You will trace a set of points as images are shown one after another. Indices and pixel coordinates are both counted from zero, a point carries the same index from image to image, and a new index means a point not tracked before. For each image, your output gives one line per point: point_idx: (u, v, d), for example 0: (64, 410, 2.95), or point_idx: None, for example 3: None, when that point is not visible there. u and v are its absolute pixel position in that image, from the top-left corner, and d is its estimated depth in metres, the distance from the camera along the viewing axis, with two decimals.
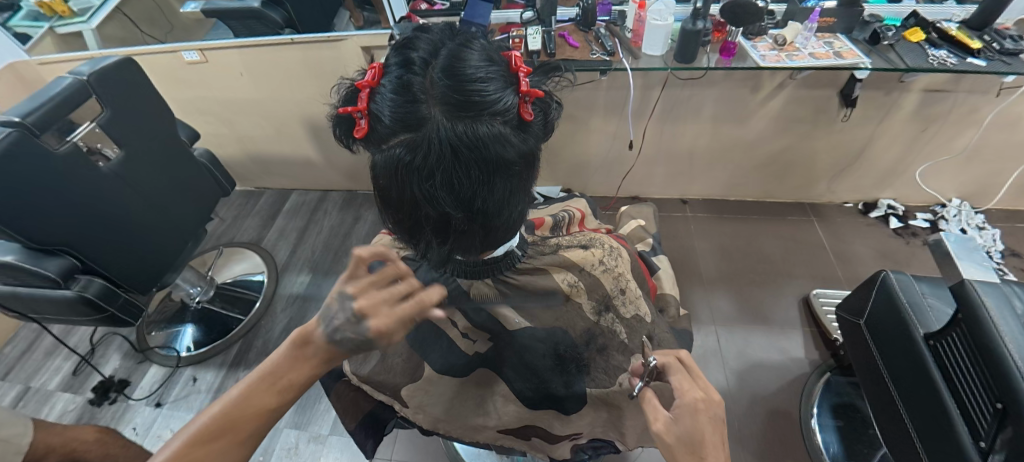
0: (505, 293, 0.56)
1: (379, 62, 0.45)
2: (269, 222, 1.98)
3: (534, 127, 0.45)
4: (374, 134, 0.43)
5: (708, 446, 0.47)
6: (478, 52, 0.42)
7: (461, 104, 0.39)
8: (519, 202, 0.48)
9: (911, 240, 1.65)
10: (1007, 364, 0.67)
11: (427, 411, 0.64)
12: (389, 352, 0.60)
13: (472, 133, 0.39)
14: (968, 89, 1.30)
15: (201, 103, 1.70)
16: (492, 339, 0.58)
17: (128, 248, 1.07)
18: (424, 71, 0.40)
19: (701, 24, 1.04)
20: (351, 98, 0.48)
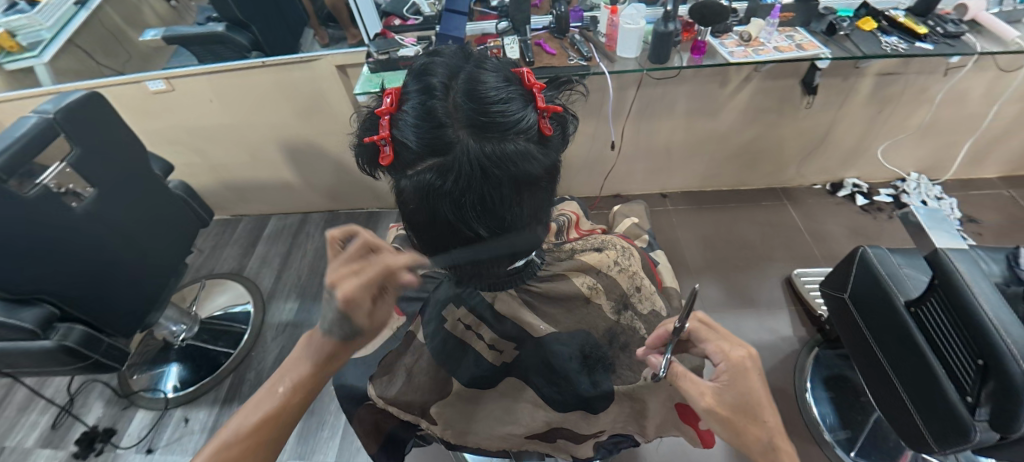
0: (528, 300, 0.57)
1: (398, 89, 0.46)
2: (249, 249, 1.92)
3: (552, 140, 0.47)
4: (400, 160, 0.43)
5: (763, 407, 0.50)
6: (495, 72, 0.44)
7: (488, 126, 0.40)
8: (540, 214, 0.49)
9: (878, 215, 1.75)
10: (983, 322, 0.73)
11: (455, 425, 0.64)
12: (415, 371, 0.59)
13: (500, 152, 0.41)
14: (917, 70, 1.40)
15: (169, 132, 1.64)
16: (518, 347, 0.59)
17: (109, 291, 1.02)
18: (446, 95, 0.41)
19: (672, 25, 1.08)
20: (372, 125, 0.48)
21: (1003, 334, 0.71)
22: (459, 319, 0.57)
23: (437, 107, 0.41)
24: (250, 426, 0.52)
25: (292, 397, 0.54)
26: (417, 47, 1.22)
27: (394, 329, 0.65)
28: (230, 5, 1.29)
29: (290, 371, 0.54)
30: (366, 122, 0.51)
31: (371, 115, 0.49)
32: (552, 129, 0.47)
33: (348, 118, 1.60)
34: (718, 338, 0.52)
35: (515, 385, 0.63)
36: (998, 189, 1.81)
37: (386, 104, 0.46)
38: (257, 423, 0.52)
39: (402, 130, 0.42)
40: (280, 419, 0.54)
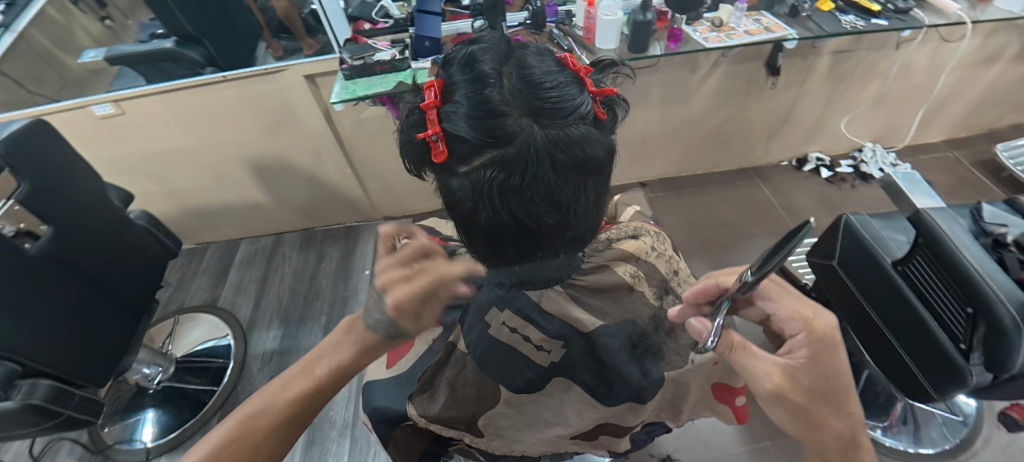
0: (576, 295, 0.59)
1: (445, 85, 0.48)
2: (221, 278, 1.80)
3: (606, 122, 0.51)
4: (456, 154, 0.46)
5: (842, 394, 0.54)
6: (542, 62, 0.47)
7: (549, 111, 0.44)
8: (601, 197, 0.53)
9: (842, 185, 1.86)
10: (969, 271, 0.80)
11: (503, 435, 0.64)
12: (459, 383, 0.59)
13: (564, 135, 0.44)
14: (867, 46, 1.50)
15: (121, 160, 1.51)
16: (566, 346, 0.59)
17: (77, 337, 0.92)
18: (502, 86, 0.44)
19: (650, 15, 1.10)
20: (420, 122, 0.51)
21: (989, 281, 0.77)
22: (504, 323, 0.58)
23: (492, 95, 0.44)
24: (293, 365, 0.62)
25: (326, 337, 0.63)
26: (393, 50, 1.17)
27: (432, 342, 0.66)
28: (179, 17, 1.18)
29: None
30: (413, 118, 0.53)
31: (417, 111, 0.52)
32: (605, 113, 0.51)
33: (320, 130, 1.53)
34: (799, 304, 0.58)
35: (563, 385, 0.62)
36: (942, 151, 1.97)
37: (427, 98, 0.48)
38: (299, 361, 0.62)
39: (453, 122, 0.45)
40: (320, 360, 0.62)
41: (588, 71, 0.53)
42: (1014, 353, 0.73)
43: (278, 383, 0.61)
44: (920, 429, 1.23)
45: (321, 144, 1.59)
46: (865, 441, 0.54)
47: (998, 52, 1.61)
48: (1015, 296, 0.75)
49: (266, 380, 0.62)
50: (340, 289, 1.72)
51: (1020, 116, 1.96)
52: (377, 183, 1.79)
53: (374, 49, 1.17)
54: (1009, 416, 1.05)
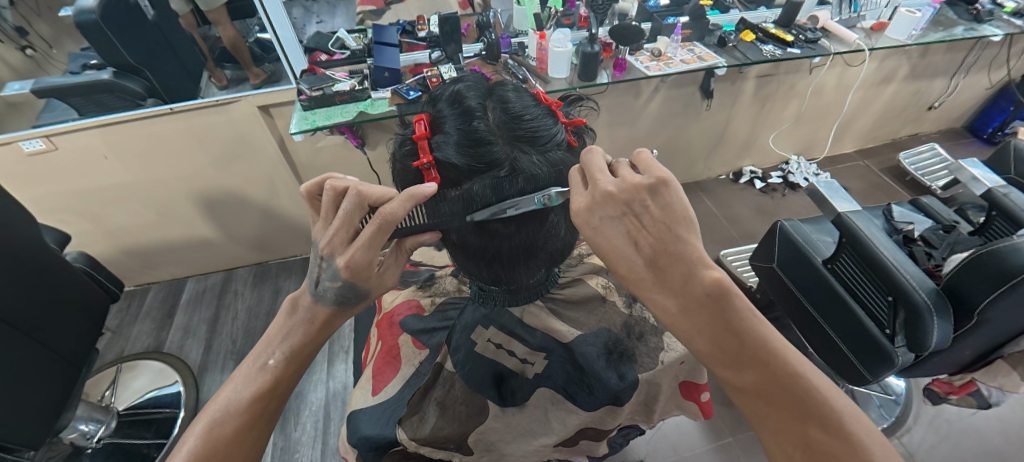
0: (552, 308, 0.68)
1: (430, 117, 0.56)
2: (165, 321, 1.67)
3: (577, 147, 0.61)
4: (448, 179, 0.53)
5: (670, 289, 0.51)
6: (517, 96, 0.56)
7: (530, 138, 0.53)
8: (577, 213, 0.62)
9: (774, 195, 2.06)
10: (884, 264, 0.93)
11: (492, 450, 0.65)
12: (449, 401, 0.62)
13: (544, 160, 0.53)
14: (785, 71, 1.70)
15: (50, 200, 1.40)
16: (547, 356, 0.66)
17: (5, 397, 0.84)
18: (487, 119, 0.53)
19: (597, 46, 1.18)
20: (412, 151, 0.57)
21: (902, 271, 0.90)
22: (489, 340, 0.66)
23: (480, 127, 0.52)
24: (243, 404, 0.58)
25: (284, 370, 0.61)
26: (351, 81, 1.18)
27: (418, 365, 0.68)
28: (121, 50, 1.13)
29: (276, 345, 0.62)
30: (405, 149, 0.59)
31: (409, 142, 0.58)
32: (576, 140, 0.61)
33: (276, 160, 1.49)
34: (655, 200, 0.51)
35: (545, 396, 0.65)
36: (855, 161, 2.23)
37: (417, 129, 0.54)
38: (250, 397, 0.58)
39: (444, 150, 0.52)
40: (275, 392, 0.61)
41: (559, 103, 0.62)
42: (928, 330, 0.85)
43: (232, 425, 0.57)
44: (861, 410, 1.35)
45: (276, 174, 1.54)
46: (807, 404, 0.48)
47: (891, 73, 1.88)
48: (925, 283, 0.88)
49: (207, 425, 0.56)
50: None
51: (914, 127, 2.26)
52: None
53: (333, 80, 1.18)
54: (931, 390, 1.19)
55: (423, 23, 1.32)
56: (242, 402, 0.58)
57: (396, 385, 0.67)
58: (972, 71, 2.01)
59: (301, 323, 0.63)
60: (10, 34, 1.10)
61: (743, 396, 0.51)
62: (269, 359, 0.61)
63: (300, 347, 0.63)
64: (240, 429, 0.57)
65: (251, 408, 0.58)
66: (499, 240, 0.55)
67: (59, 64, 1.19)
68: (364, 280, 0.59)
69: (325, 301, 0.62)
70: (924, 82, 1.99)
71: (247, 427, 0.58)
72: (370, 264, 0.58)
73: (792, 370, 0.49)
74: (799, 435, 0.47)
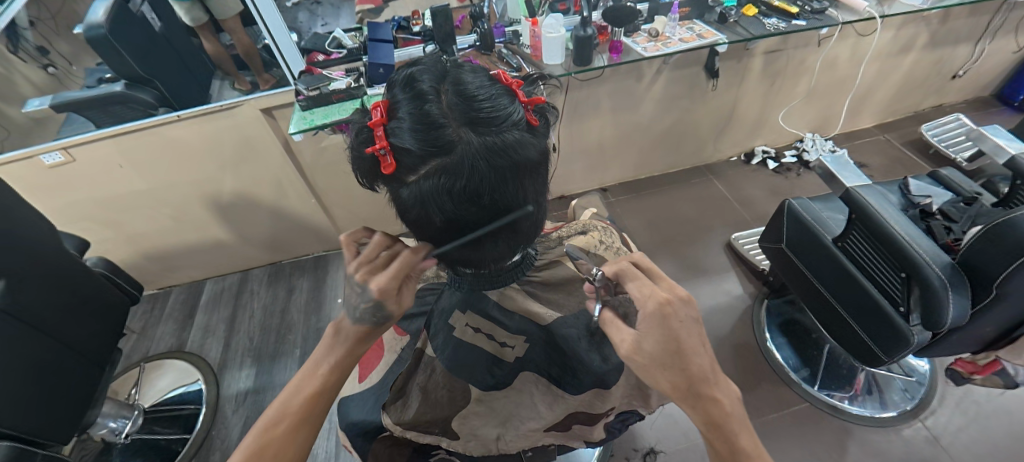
0: (528, 290, 0.66)
1: (386, 102, 0.53)
2: (187, 322, 1.74)
3: (539, 127, 0.57)
4: (404, 165, 0.50)
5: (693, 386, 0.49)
6: (474, 76, 0.52)
7: (485, 120, 0.49)
8: (542, 196, 0.58)
9: (788, 175, 1.99)
10: (897, 240, 0.89)
11: (478, 434, 0.66)
12: (430, 386, 0.63)
13: (499, 141, 0.49)
14: (794, 45, 1.64)
15: (74, 209, 1.47)
16: (528, 339, 0.65)
17: (34, 395, 0.89)
18: (439, 101, 0.49)
19: (590, 29, 1.17)
20: (369, 138, 0.55)
21: (915, 247, 0.86)
22: (468, 324, 0.64)
23: (431, 110, 0.48)
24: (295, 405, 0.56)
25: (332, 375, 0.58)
26: (348, 79, 1.20)
27: (400, 351, 0.69)
28: (128, 61, 1.16)
29: (324, 354, 0.59)
30: (362, 135, 0.56)
31: (365, 129, 0.55)
32: (538, 120, 0.57)
33: (281, 162, 1.53)
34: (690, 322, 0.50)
35: (530, 379, 0.67)
36: (874, 135, 2.14)
37: (374, 117, 0.52)
38: (305, 402, 0.56)
39: (398, 136, 0.49)
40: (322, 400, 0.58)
41: (521, 83, 0.58)
42: (943, 306, 0.81)
43: (284, 425, 0.55)
44: (883, 394, 1.29)
45: (284, 176, 1.58)
46: None
47: (909, 42, 1.79)
48: (939, 258, 0.84)
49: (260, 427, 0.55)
50: (314, 320, 1.69)
51: (938, 98, 2.15)
52: (344, 210, 1.79)
53: (329, 79, 1.19)
54: (953, 371, 1.15)
55: (417, 19, 1.32)
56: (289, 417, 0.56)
57: (383, 370, 0.69)
58: (999, 35, 1.89)
59: (343, 340, 0.59)
60: (33, 53, 1.16)
61: None
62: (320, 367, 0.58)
63: (339, 344, 0.59)
64: (292, 431, 0.55)
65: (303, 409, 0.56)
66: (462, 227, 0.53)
67: (78, 79, 1.22)
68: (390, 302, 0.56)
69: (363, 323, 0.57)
70: (946, 49, 1.88)
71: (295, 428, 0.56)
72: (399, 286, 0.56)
73: None
74: None
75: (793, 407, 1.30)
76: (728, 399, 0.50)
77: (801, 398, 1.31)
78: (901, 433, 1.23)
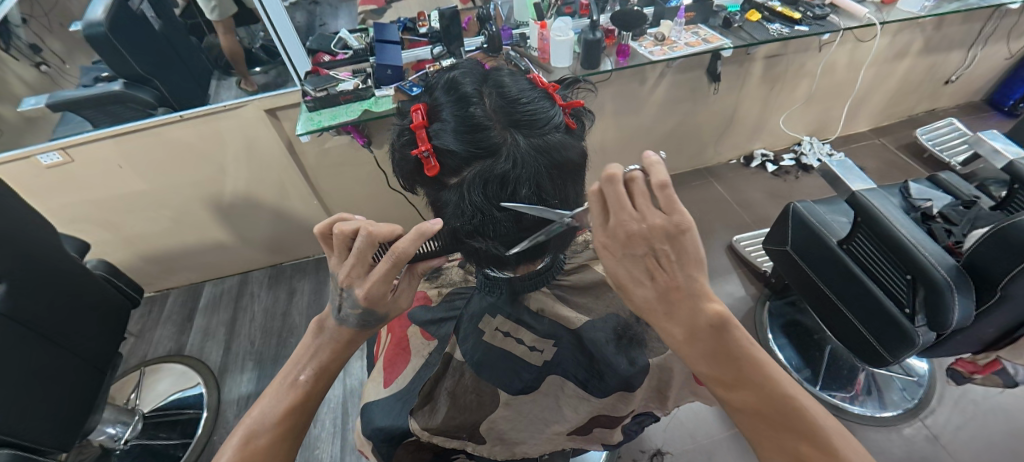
0: (559, 294, 0.69)
1: (426, 105, 0.53)
2: (186, 325, 1.71)
3: (575, 130, 0.58)
4: (446, 168, 0.51)
5: (670, 303, 0.52)
6: (514, 78, 0.53)
7: (528, 122, 0.50)
8: (578, 197, 0.59)
9: (787, 178, 2.02)
10: (905, 243, 0.90)
11: (503, 439, 0.67)
12: (458, 391, 0.64)
13: (542, 143, 0.50)
14: (794, 50, 1.66)
15: (71, 210, 1.44)
16: (556, 343, 0.66)
17: (33, 404, 0.87)
18: (483, 102, 0.50)
19: (598, 33, 1.18)
20: (410, 141, 0.55)
21: (922, 249, 0.88)
22: (498, 328, 0.67)
23: (476, 112, 0.49)
24: (276, 416, 0.57)
25: (313, 385, 0.60)
26: (355, 80, 1.19)
27: (427, 356, 0.69)
28: (127, 59, 1.16)
29: (306, 363, 0.61)
30: (403, 138, 0.57)
31: (407, 132, 0.56)
32: (574, 123, 0.58)
33: (285, 163, 1.51)
34: (661, 245, 0.50)
35: (556, 384, 0.67)
36: (870, 139, 2.18)
37: (415, 119, 0.52)
38: (283, 412, 0.57)
39: (442, 138, 0.50)
40: (308, 407, 0.60)
41: (556, 87, 0.59)
42: (951, 308, 0.83)
43: (266, 437, 0.55)
44: (883, 393, 1.32)
45: (286, 177, 1.56)
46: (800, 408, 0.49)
47: (904, 48, 1.82)
48: (946, 260, 0.86)
49: (240, 438, 0.55)
50: None
51: (931, 102, 2.19)
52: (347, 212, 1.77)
53: (337, 80, 1.18)
54: (954, 371, 1.16)
55: (424, 20, 1.32)
56: (269, 424, 0.57)
57: (407, 376, 0.68)
58: (991, 41, 1.94)
59: (328, 342, 0.62)
60: (26, 52, 1.14)
61: (738, 412, 0.52)
62: (299, 375, 0.60)
63: (320, 348, 0.62)
64: (271, 441, 0.55)
65: (283, 421, 0.57)
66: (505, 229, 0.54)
67: (72, 78, 1.21)
68: (381, 306, 0.59)
69: (348, 324, 0.61)
70: (940, 55, 1.92)
71: (273, 438, 0.56)
72: (387, 293, 0.58)
73: (783, 394, 0.49)
74: (788, 449, 0.48)
75: None
76: (701, 316, 0.51)
77: None
78: (903, 433, 1.24)
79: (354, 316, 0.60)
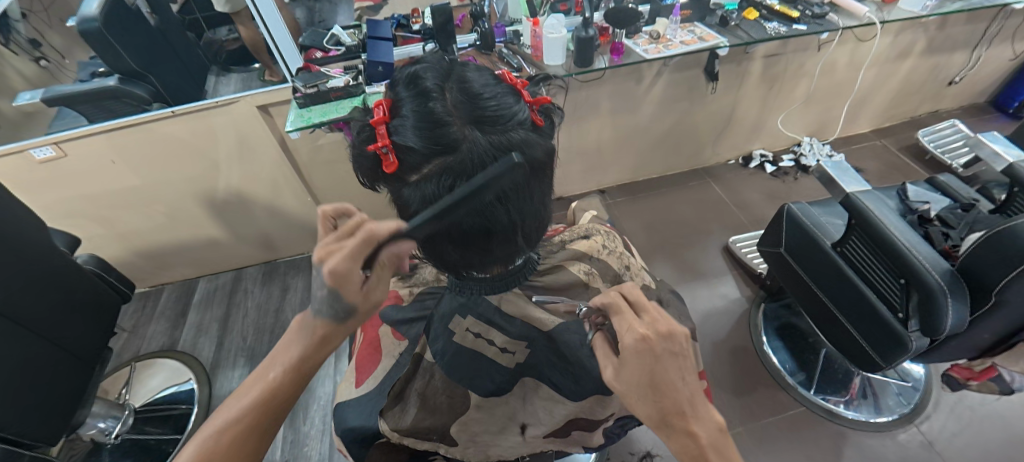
0: (531, 296, 0.66)
1: (388, 100, 0.52)
2: (179, 320, 1.72)
3: (544, 127, 0.56)
4: (406, 164, 0.49)
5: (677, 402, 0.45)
6: (479, 73, 0.51)
7: (490, 118, 0.48)
8: (546, 197, 0.58)
9: (786, 179, 2.00)
10: (897, 245, 0.89)
11: (477, 440, 0.67)
12: (428, 393, 0.64)
13: (504, 140, 0.48)
14: (793, 50, 1.64)
15: (64, 205, 1.45)
16: (529, 345, 0.65)
17: (21, 398, 0.87)
18: (443, 96, 0.48)
19: (592, 31, 1.16)
20: (371, 136, 0.54)
21: (915, 253, 0.86)
22: (468, 328, 0.64)
23: (436, 107, 0.47)
24: (239, 411, 0.53)
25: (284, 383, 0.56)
26: (346, 76, 1.17)
27: (398, 356, 0.68)
28: (124, 56, 1.16)
29: (280, 358, 0.57)
30: (364, 134, 0.55)
31: (368, 128, 0.54)
32: (543, 120, 0.56)
33: (278, 160, 1.51)
34: (663, 348, 0.46)
35: (529, 385, 0.67)
36: (871, 140, 2.15)
37: (377, 115, 0.51)
38: (251, 407, 0.54)
39: (402, 135, 0.48)
40: (275, 405, 0.56)
41: (525, 82, 0.57)
42: (944, 312, 0.81)
43: (230, 433, 0.52)
44: (878, 398, 1.30)
45: (279, 173, 1.56)
46: None
47: (907, 48, 1.80)
48: (939, 264, 0.84)
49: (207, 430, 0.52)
50: None
51: (934, 104, 2.16)
52: None
53: (328, 76, 1.16)
54: (950, 376, 1.14)
55: (417, 17, 1.31)
56: (236, 415, 0.53)
57: (382, 375, 0.68)
58: (996, 42, 1.91)
59: (303, 337, 0.57)
60: (25, 46, 1.20)
61: None
62: (270, 372, 0.55)
63: (295, 343, 0.57)
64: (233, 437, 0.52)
65: (250, 417, 0.53)
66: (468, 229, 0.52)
67: (70, 72, 1.24)
68: (347, 293, 0.52)
69: (322, 317, 0.55)
70: (943, 55, 1.89)
71: (241, 433, 0.53)
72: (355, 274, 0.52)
73: None
74: None
75: (790, 411, 1.30)
76: (703, 427, 0.44)
77: (798, 402, 1.31)
78: (897, 438, 1.23)
79: (323, 303, 0.53)
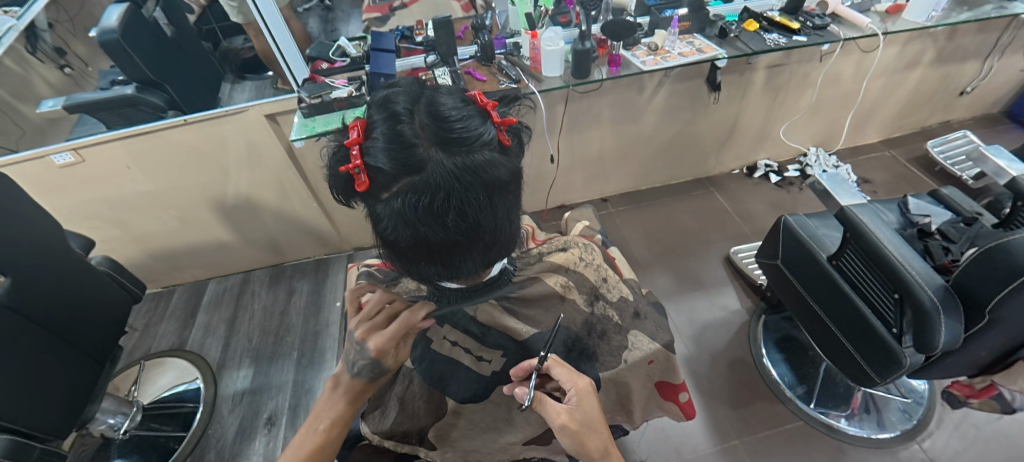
0: (507, 306, 0.68)
1: (362, 122, 0.54)
2: (188, 321, 1.77)
3: (512, 147, 0.58)
4: (376, 183, 0.51)
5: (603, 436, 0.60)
6: (449, 97, 0.54)
7: (455, 140, 0.50)
8: (515, 213, 0.59)
9: (790, 189, 1.98)
10: (890, 260, 0.88)
11: (454, 445, 0.72)
12: (407, 399, 0.69)
13: (469, 161, 0.50)
14: (797, 60, 1.64)
15: (81, 208, 1.51)
16: (504, 354, 0.68)
17: (33, 392, 0.91)
18: (412, 120, 0.51)
19: (588, 43, 1.18)
20: (343, 156, 0.57)
21: (908, 268, 0.85)
22: (446, 338, 0.67)
23: (404, 130, 0.50)
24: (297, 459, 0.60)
25: (332, 431, 0.62)
26: (349, 87, 1.19)
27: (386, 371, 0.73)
28: (140, 65, 1.23)
29: (325, 411, 0.63)
30: (339, 154, 0.57)
31: (342, 147, 0.57)
32: (511, 140, 0.58)
33: (285, 167, 1.55)
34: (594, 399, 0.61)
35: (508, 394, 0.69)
36: (880, 151, 2.12)
37: (351, 136, 0.53)
38: (308, 454, 0.60)
39: (372, 155, 0.50)
40: (325, 453, 0.62)
41: (495, 104, 0.59)
42: (937, 330, 0.80)
43: None
44: (881, 414, 1.28)
45: (286, 180, 1.60)
46: None
47: (915, 58, 1.78)
48: (933, 280, 0.83)
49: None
50: (312, 323, 1.71)
51: (945, 114, 2.13)
52: (345, 215, 1.81)
53: (330, 87, 1.19)
54: (950, 394, 1.12)
55: (421, 29, 1.35)
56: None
57: None
58: (1008, 52, 1.87)
59: (343, 394, 0.63)
60: (51, 55, 1.30)
61: None
62: (321, 424, 0.62)
63: (338, 398, 0.63)
64: None
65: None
66: (433, 242, 0.53)
67: (94, 79, 1.33)
68: (387, 358, 0.62)
69: (361, 376, 0.62)
70: (953, 65, 1.86)
71: None
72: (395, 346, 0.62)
73: None
74: None
75: (787, 425, 1.28)
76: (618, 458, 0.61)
77: (796, 416, 1.30)
78: (898, 456, 1.21)
79: (365, 368, 0.61)
